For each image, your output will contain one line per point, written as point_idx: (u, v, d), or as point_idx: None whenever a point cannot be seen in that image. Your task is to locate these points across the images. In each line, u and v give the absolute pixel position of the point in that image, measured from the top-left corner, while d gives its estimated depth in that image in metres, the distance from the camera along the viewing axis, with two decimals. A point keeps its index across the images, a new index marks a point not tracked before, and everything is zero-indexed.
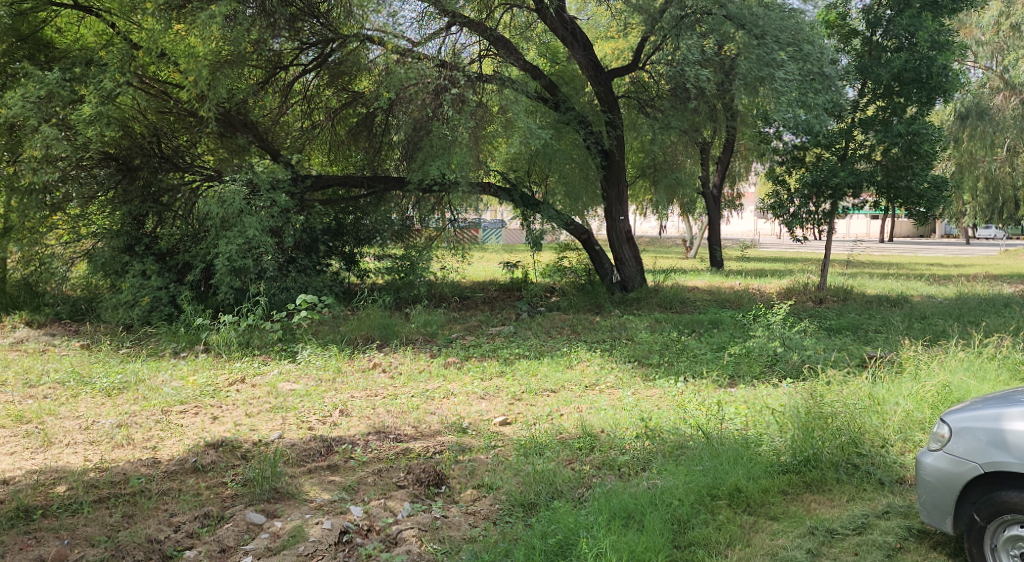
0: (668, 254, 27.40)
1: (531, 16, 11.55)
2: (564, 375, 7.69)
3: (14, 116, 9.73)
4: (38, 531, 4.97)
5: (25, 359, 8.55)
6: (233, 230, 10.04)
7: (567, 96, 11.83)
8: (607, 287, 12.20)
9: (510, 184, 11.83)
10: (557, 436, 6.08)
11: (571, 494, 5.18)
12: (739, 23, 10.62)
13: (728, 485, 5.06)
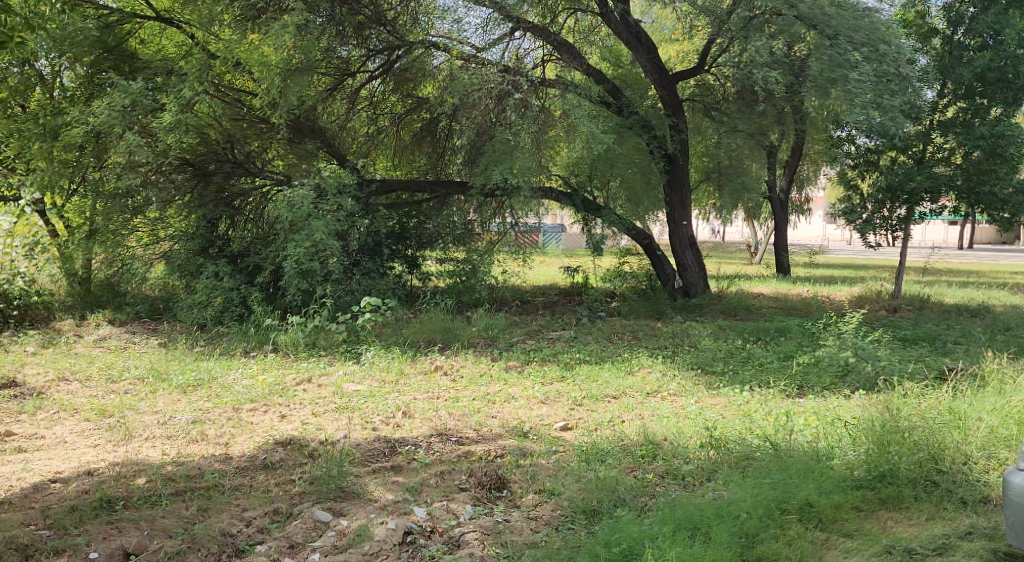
0: (732, 261, 27.12)
1: (595, 19, 11.43)
2: (626, 382, 7.75)
3: (101, 123, 10.04)
4: (120, 522, 5.19)
5: (108, 356, 8.93)
6: (301, 233, 10.31)
7: (632, 100, 11.81)
8: (668, 293, 12.23)
9: (572, 189, 11.89)
10: (619, 443, 6.15)
11: (634, 502, 5.25)
12: (811, 22, 10.44)
13: (799, 499, 5.06)
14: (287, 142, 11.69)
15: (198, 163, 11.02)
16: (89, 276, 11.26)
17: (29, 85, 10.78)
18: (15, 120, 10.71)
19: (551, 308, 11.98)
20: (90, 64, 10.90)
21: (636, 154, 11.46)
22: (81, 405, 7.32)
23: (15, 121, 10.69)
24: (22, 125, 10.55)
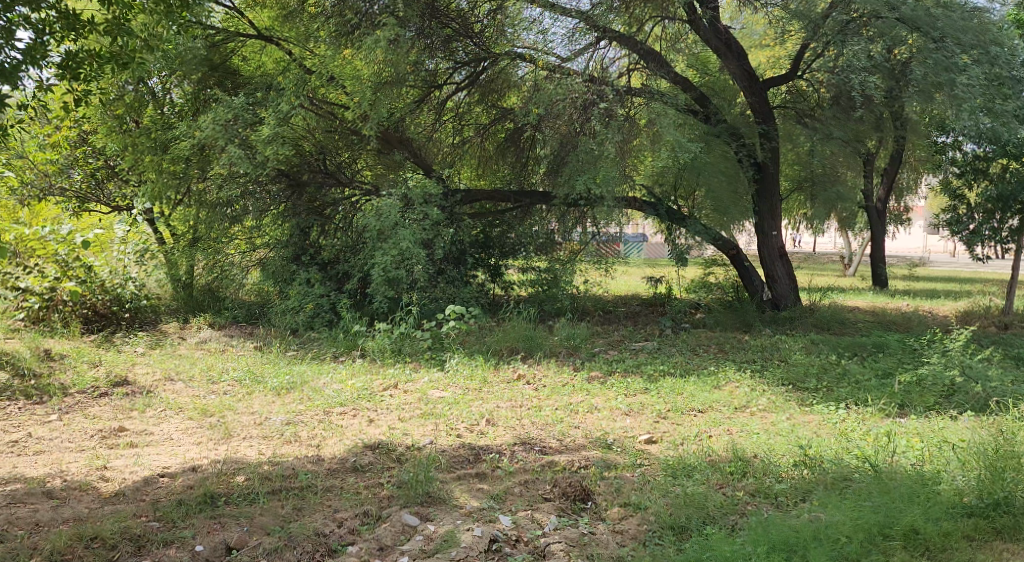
0: (824, 272, 26.56)
1: (681, 26, 11.25)
2: (712, 396, 7.74)
3: (205, 136, 10.65)
4: (222, 517, 5.46)
5: (208, 358, 9.36)
6: (389, 242, 10.63)
7: (720, 108, 11.78)
8: (758, 305, 12.13)
9: (657, 199, 11.86)
10: (708, 459, 6.17)
11: (724, 520, 5.28)
12: (914, 24, 10.20)
13: (904, 526, 5.00)
14: (375, 154, 12.10)
15: (293, 174, 11.47)
16: (191, 281, 11.79)
17: (142, 101, 11.33)
18: (128, 134, 11.20)
19: (634, 318, 11.98)
20: (195, 81, 11.42)
21: (725, 162, 11.14)
22: (184, 405, 7.71)
23: (128, 135, 11.19)
24: (134, 140, 11.19)
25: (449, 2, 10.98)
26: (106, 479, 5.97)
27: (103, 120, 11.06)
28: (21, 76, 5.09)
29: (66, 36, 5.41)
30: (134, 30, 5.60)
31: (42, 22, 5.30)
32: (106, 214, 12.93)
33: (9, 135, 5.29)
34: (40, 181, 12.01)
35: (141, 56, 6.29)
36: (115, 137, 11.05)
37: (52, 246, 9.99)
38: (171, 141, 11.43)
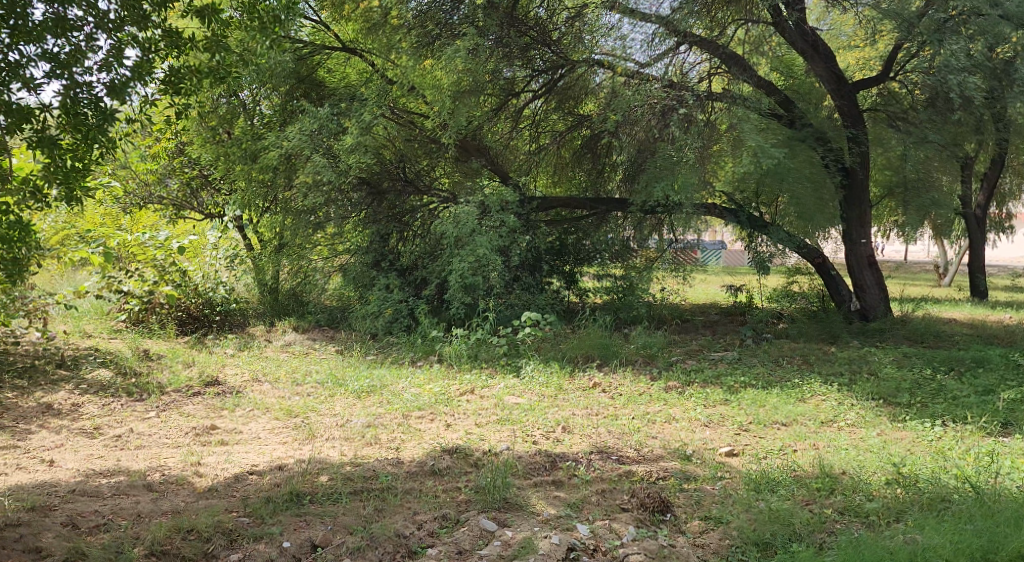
0: (915, 281, 25.82)
1: (766, 28, 10.77)
2: (797, 409, 7.65)
3: (293, 147, 11.14)
4: (307, 515, 5.63)
5: (293, 360, 9.66)
6: (466, 249, 10.78)
7: (805, 112, 11.48)
8: (844, 315, 11.93)
9: (738, 205, 11.76)
10: (792, 474, 6.11)
11: (811, 538, 5.23)
12: (1018, 22, 10.08)
13: (1008, 551, 4.87)
14: (453, 161, 12.24)
15: (374, 181, 11.72)
16: (277, 286, 12.31)
17: (235, 114, 12.05)
18: (221, 144, 12.03)
19: (712, 328, 11.84)
20: (284, 93, 11.98)
21: (811, 167, 10.87)
22: (271, 405, 7.96)
23: (221, 145, 12.01)
24: (227, 150, 11.88)
25: (527, 10, 11.11)
26: (200, 474, 6.22)
27: (199, 132, 11.95)
28: (130, 92, 5.36)
29: (169, 54, 5.71)
30: (231, 46, 5.86)
31: (147, 41, 5.55)
32: (200, 221, 13.57)
33: (118, 148, 5.56)
34: (141, 190, 12.63)
35: (236, 70, 6.56)
36: (209, 148, 11.91)
37: (151, 251, 10.49)
38: (261, 151, 11.90)
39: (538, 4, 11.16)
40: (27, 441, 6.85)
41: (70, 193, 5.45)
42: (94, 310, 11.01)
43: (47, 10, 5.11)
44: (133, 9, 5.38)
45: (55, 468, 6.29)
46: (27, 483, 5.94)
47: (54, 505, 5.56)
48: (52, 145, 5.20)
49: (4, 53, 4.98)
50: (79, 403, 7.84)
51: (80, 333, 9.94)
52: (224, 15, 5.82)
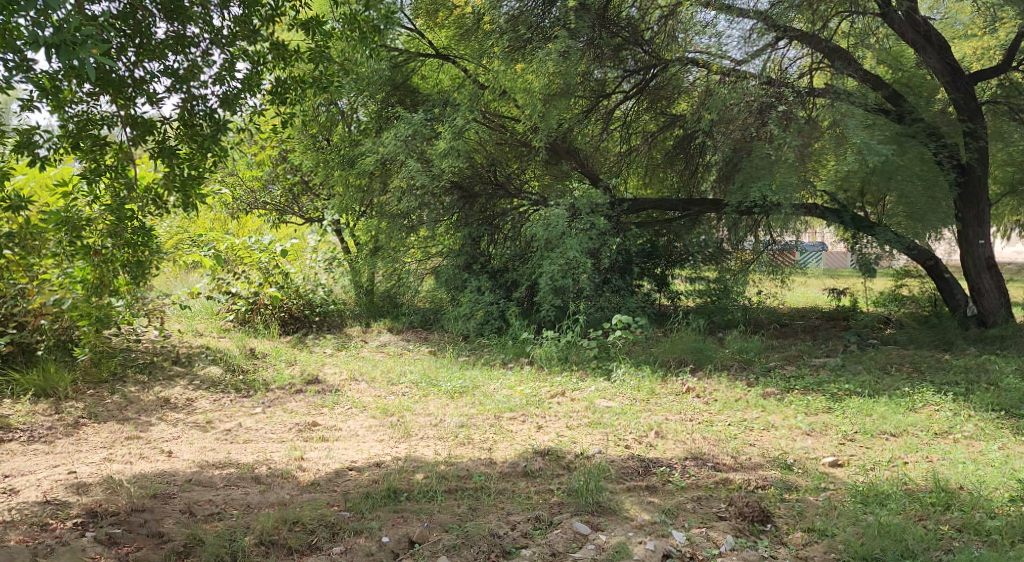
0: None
1: (872, 20, 10.39)
2: (907, 419, 7.39)
3: (389, 152, 11.49)
4: (404, 511, 5.69)
5: (388, 360, 9.83)
6: (557, 251, 10.78)
7: (915, 106, 10.97)
8: (961, 321, 11.35)
9: (840, 206, 11.40)
10: (904, 487, 5.93)
11: (926, 555, 5.05)
12: None
13: None
14: (544, 163, 12.37)
15: (465, 185, 11.89)
16: (372, 288, 12.60)
17: (334, 122, 12.43)
18: (321, 151, 12.57)
19: (812, 332, 11.53)
20: (380, 101, 12.36)
21: (921, 164, 10.45)
22: (368, 403, 8.13)
23: (321, 152, 12.54)
24: (327, 156, 12.39)
25: (619, 10, 10.80)
26: (304, 469, 6.39)
27: (302, 140, 12.53)
28: (242, 103, 5.71)
29: (276, 65, 5.99)
30: (334, 57, 6.03)
31: (257, 53, 5.87)
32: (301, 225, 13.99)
33: (230, 157, 6.00)
34: (246, 196, 13.28)
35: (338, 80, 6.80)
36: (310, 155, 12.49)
37: (256, 254, 10.75)
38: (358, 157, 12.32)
39: (629, 3, 10.83)
40: (148, 433, 7.16)
41: (186, 200, 5.85)
42: (205, 310, 11.48)
43: (168, 30, 5.64)
44: (244, 25, 5.71)
45: (174, 458, 6.55)
46: (148, 471, 6.20)
47: (173, 494, 5.79)
48: (171, 154, 5.78)
49: (130, 70, 5.57)
50: (193, 398, 8.15)
51: (193, 332, 10.39)
52: (328, 26, 6.05)
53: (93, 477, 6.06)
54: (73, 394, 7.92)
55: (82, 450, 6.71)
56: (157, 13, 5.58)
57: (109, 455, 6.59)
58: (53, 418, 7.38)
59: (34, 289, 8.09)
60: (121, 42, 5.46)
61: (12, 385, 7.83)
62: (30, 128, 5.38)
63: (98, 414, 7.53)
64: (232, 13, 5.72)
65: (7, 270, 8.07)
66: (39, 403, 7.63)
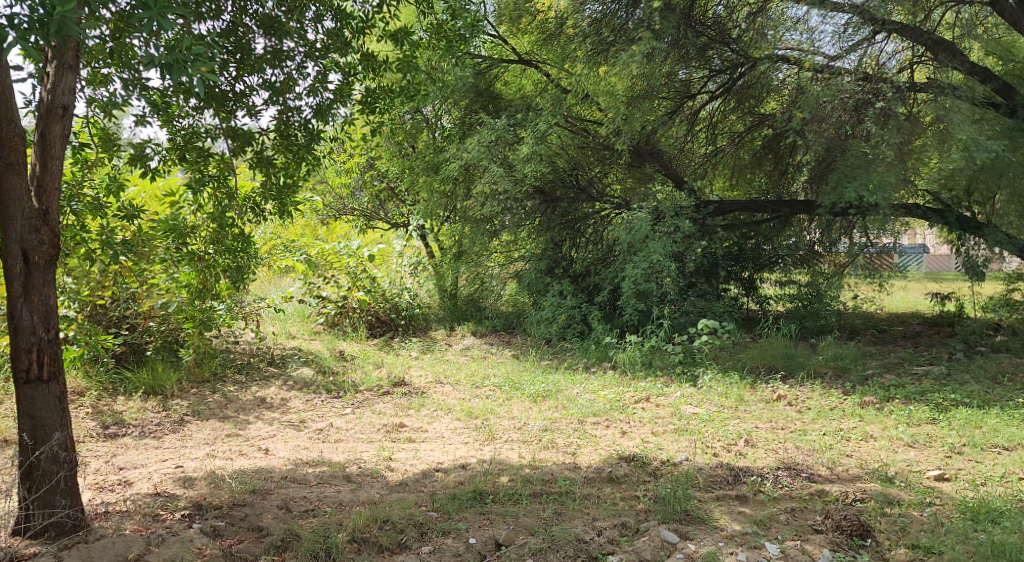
0: None
1: (979, 10, 10.13)
2: (1019, 432, 6.98)
3: (472, 158, 11.57)
4: (490, 514, 5.63)
5: (472, 363, 9.81)
6: (640, 254, 10.58)
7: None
8: None
9: (945, 206, 10.87)
10: (1019, 504, 5.59)
11: None
12: None
13: None
14: (625, 167, 12.14)
15: (547, 189, 11.78)
16: (455, 291, 12.77)
17: (418, 129, 12.61)
18: (407, 157, 12.82)
19: (913, 339, 11.04)
20: (463, 108, 12.46)
21: None
22: (453, 406, 8.11)
23: (407, 158, 12.76)
24: (412, 163, 12.61)
25: (705, 9, 10.62)
26: (392, 469, 6.39)
27: (389, 147, 12.74)
28: (334, 113, 6.04)
29: (365, 75, 6.29)
30: (422, 66, 6.34)
31: (347, 65, 6.21)
32: (387, 232, 14.16)
33: (322, 166, 6.22)
34: (335, 202, 13.64)
35: (425, 88, 6.92)
36: (397, 161, 12.78)
37: (344, 259, 10.91)
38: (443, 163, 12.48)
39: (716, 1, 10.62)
40: (246, 430, 7.29)
41: (282, 208, 6.08)
42: (297, 313, 11.70)
43: (266, 44, 5.82)
44: (336, 38, 6.00)
45: (269, 456, 6.62)
46: (247, 468, 6.29)
47: (270, 489, 5.85)
48: (268, 164, 5.98)
49: (231, 85, 5.82)
50: (287, 398, 8.28)
51: (286, 334, 10.66)
52: (414, 37, 6.29)
53: (197, 471, 6.18)
54: (179, 392, 8.16)
55: (187, 446, 6.86)
56: (256, 29, 5.77)
57: (211, 451, 6.71)
58: (161, 414, 7.60)
59: (144, 293, 8.38)
60: (224, 59, 5.71)
61: (123, 382, 8.07)
62: (141, 141, 5.83)
63: (201, 412, 7.72)
64: (325, 27, 5.98)
65: (120, 275, 8.22)
66: (149, 400, 7.87)
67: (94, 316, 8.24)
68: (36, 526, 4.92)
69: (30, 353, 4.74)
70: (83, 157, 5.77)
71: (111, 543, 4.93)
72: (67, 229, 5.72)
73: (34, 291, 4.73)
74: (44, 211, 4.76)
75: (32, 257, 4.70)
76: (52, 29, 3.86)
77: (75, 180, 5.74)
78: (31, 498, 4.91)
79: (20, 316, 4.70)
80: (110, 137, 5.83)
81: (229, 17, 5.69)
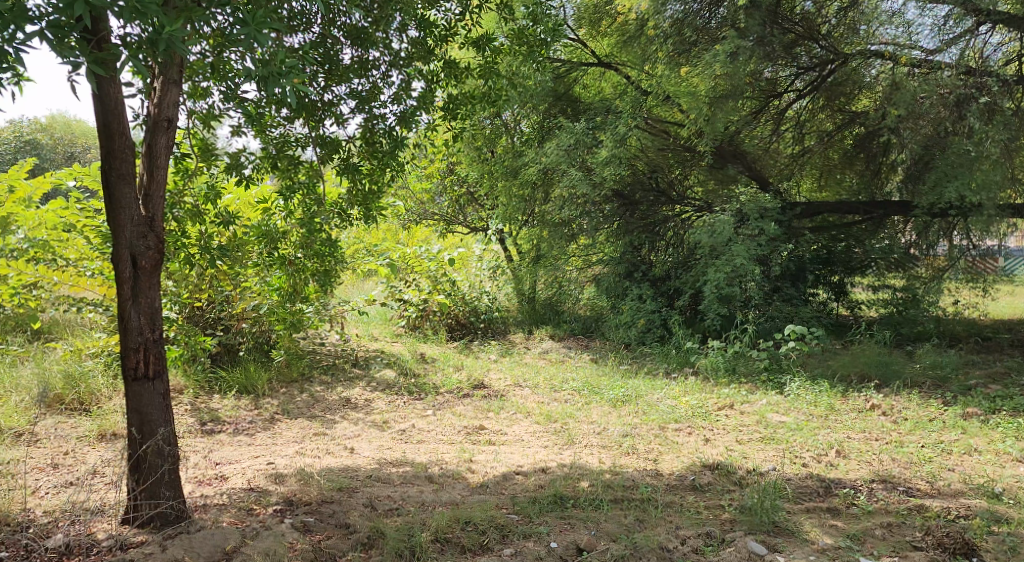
0: None
1: None
2: None
3: (551, 162, 11.50)
4: (571, 518, 5.49)
5: (551, 367, 9.69)
6: (722, 258, 10.28)
7: None
8: None
9: None
10: None
11: None
12: None
13: None
14: (707, 168, 11.66)
15: (625, 193, 11.55)
16: (534, 295, 12.67)
17: (498, 133, 12.60)
18: (487, 162, 12.78)
19: (1019, 347, 10.47)
20: (542, 112, 12.37)
21: None
22: (533, 409, 8.00)
23: (486, 163, 12.71)
24: (491, 168, 12.57)
25: (792, 4, 10.24)
26: (473, 471, 6.30)
27: (468, 153, 12.75)
28: (416, 120, 6.04)
29: (447, 82, 6.30)
30: (504, 72, 6.33)
31: (431, 73, 6.21)
32: (467, 235, 14.18)
33: (407, 172, 6.23)
34: (415, 207, 13.72)
35: (507, 92, 6.89)
36: (476, 166, 12.74)
37: (426, 263, 10.90)
38: (522, 167, 12.40)
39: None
40: (332, 430, 7.32)
41: (367, 213, 6.11)
42: (379, 315, 11.78)
43: (352, 55, 5.85)
44: (420, 46, 5.97)
45: (354, 455, 6.63)
46: (335, 466, 6.31)
47: (357, 488, 5.83)
48: (355, 170, 6.02)
49: (320, 94, 5.82)
50: (370, 399, 8.30)
51: (369, 336, 10.75)
52: (496, 42, 6.35)
53: (288, 468, 6.20)
54: (270, 392, 8.23)
55: (278, 443, 6.92)
56: (344, 39, 5.80)
57: (301, 448, 6.75)
58: (252, 413, 7.70)
59: (237, 296, 8.48)
60: (314, 69, 5.72)
61: (219, 382, 8.24)
62: (236, 151, 5.89)
63: (291, 411, 7.78)
64: (409, 35, 5.96)
65: (216, 278, 8.39)
66: (242, 399, 8.01)
67: (192, 317, 8.40)
68: (143, 516, 5.01)
69: (138, 353, 4.84)
70: (182, 166, 5.84)
71: (210, 534, 4.99)
72: (169, 234, 5.82)
73: (142, 293, 4.83)
74: (152, 218, 4.87)
75: (140, 261, 4.81)
76: (160, 49, 3.98)
77: (176, 189, 5.87)
78: (139, 489, 5.02)
79: (128, 316, 4.81)
80: (209, 148, 5.89)
81: (319, 30, 5.72)
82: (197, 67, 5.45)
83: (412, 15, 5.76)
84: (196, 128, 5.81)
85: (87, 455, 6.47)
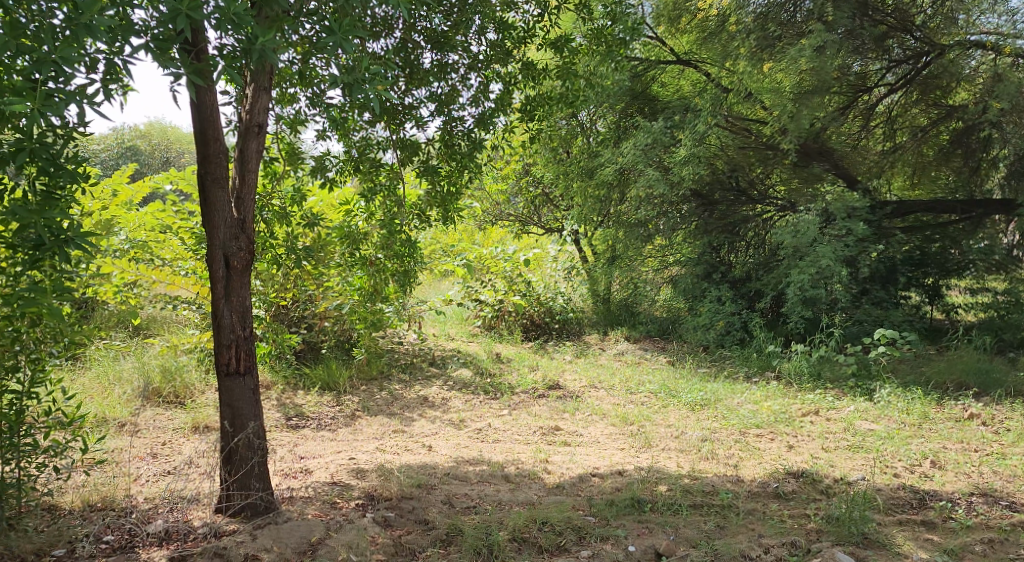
0: None
1: None
2: None
3: (628, 162, 11.27)
4: (649, 522, 5.31)
5: (626, 369, 9.49)
6: (807, 259, 9.90)
7: None
8: None
9: None
10: None
11: None
12: None
13: None
14: (791, 167, 11.03)
15: (704, 192, 11.39)
16: (609, 296, 12.42)
17: (574, 134, 12.44)
18: (561, 162, 12.64)
19: None
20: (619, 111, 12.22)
21: None
22: (608, 411, 7.82)
23: (561, 164, 12.60)
24: (567, 168, 12.42)
25: None
26: (549, 472, 6.17)
27: (544, 154, 12.63)
28: (494, 121, 5.98)
29: (524, 84, 6.16)
30: (582, 72, 6.20)
31: (508, 74, 6.10)
32: (542, 236, 14.05)
33: (485, 173, 6.15)
34: (490, 207, 13.65)
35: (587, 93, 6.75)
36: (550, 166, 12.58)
37: (501, 264, 10.85)
38: (597, 167, 12.17)
39: None
40: (410, 427, 7.26)
41: (446, 214, 6.06)
42: (455, 315, 11.73)
43: (432, 59, 5.76)
44: (498, 48, 5.87)
45: (433, 452, 6.57)
46: (413, 463, 6.25)
47: (434, 485, 5.74)
48: (434, 173, 5.90)
49: (400, 98, 5.77)
50: (447, 397, 8.23)
51: (444, 336, 10.72)
52: (575, 42, 6.22)
53: (369, 464, 6.16)
54: (351, 389, 8.25)
55: (359, 439, 6.91)
56: (425, 43, 5.71)
57: (380, 445, 6.72)
58: (334, 409, 7.71)
59: (320, 295, 8.47)
60: (395, 74, 5.67)
61: (302, 378, 8.29)
62: (321, 153, 5.90)
63: (371, 408, 7.78)
64: (488, 38, 5.86)
65: (299, 277, 8.33)
66: (324, 395, 8.03)
67: (277, 315, 8.46)
68: (234, 506, 5.02)
69: (230, 350, 4.85)
70: (271, 169, 5.88)
71: (296, 526, 4.97)
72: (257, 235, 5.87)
73: (234, 292, 4.83)
74: (244, 219, 4.86)
75: (233, 261, 4.81)
76: (254, 58, 3.94)
77: (264, 192, 5.87)
78: (231, 480, 5.02)
79: (221, 314, 4.82)
80: (296, 151, 5.92)
81: (400, 34, 5.65)
82: (288, 73, 5.53)
83: (490, 17, 5.67)
84: (283, 132, 5.86)
85: (182, 446, 6.56)
